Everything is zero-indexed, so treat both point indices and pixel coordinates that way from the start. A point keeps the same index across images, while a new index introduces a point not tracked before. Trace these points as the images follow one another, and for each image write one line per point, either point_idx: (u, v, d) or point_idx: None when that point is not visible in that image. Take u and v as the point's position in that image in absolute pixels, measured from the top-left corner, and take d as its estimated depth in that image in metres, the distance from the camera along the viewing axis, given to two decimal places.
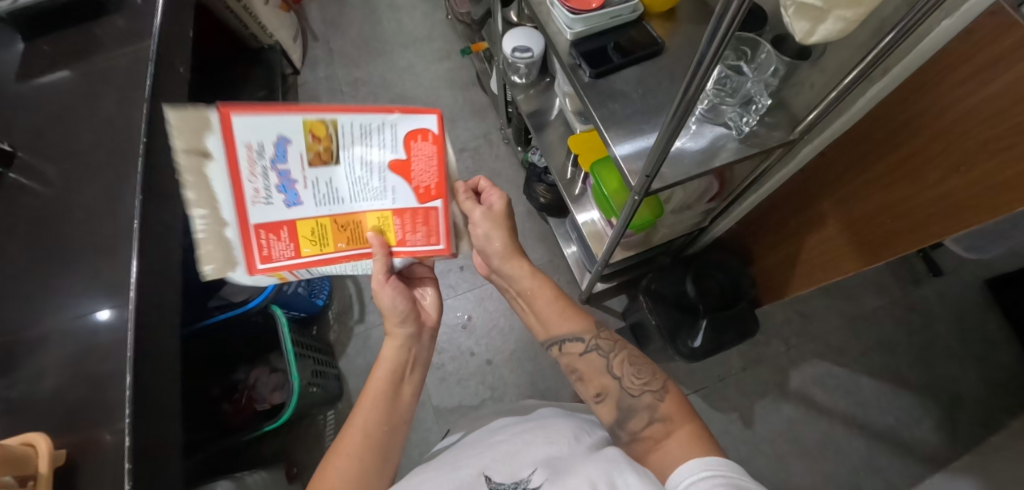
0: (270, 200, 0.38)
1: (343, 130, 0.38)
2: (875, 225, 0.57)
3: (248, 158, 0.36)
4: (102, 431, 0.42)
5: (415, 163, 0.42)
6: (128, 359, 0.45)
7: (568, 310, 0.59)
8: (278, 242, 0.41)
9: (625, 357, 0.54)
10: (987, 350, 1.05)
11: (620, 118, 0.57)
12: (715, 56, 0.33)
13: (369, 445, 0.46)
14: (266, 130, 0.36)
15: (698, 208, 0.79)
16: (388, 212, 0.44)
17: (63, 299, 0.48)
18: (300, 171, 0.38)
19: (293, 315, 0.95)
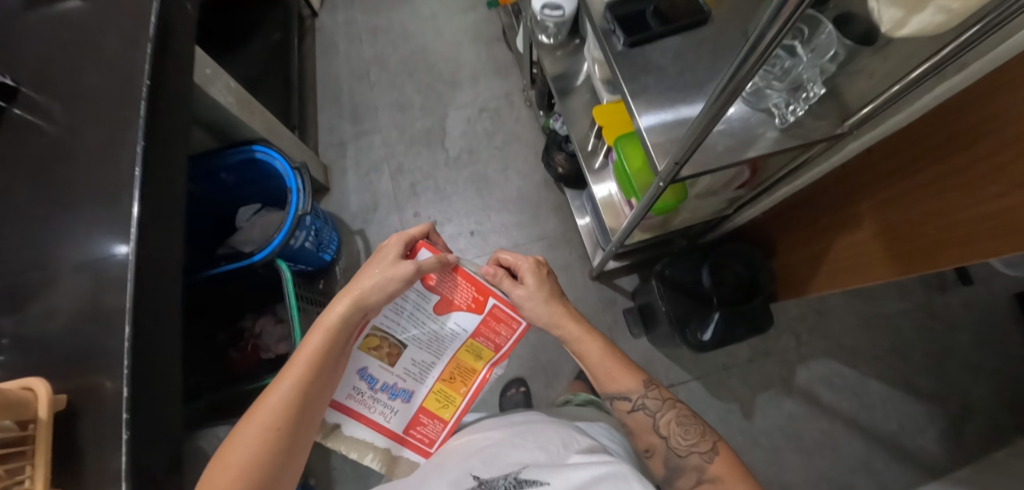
0: (397, 410, 0.55)
1: (386, 326, 0.52)
2: (917, 235, 0.53)
3: (360, 403, 0.53)
4: (103, 379, 0.48)
5: (445, 288, 0.53)
6: (128, 306, 0.51)
7: (615, 367, 0.53)
8: (433, 426, 0.57)
9: (673, 416, 0.51)
10: (1009, 365, 1.01)
11: (653, 93, 0.52)
12: (775, 42, 0.28)
13: (280, 424, 0.41)
14: (353, 372, 0.52)
15: (724, 194, 0.73)
16: (468, 339, 0.55)
17: (78, 246, 0.54)
18: (392, 372, 0.54)
19: (299, 268, 0.95)
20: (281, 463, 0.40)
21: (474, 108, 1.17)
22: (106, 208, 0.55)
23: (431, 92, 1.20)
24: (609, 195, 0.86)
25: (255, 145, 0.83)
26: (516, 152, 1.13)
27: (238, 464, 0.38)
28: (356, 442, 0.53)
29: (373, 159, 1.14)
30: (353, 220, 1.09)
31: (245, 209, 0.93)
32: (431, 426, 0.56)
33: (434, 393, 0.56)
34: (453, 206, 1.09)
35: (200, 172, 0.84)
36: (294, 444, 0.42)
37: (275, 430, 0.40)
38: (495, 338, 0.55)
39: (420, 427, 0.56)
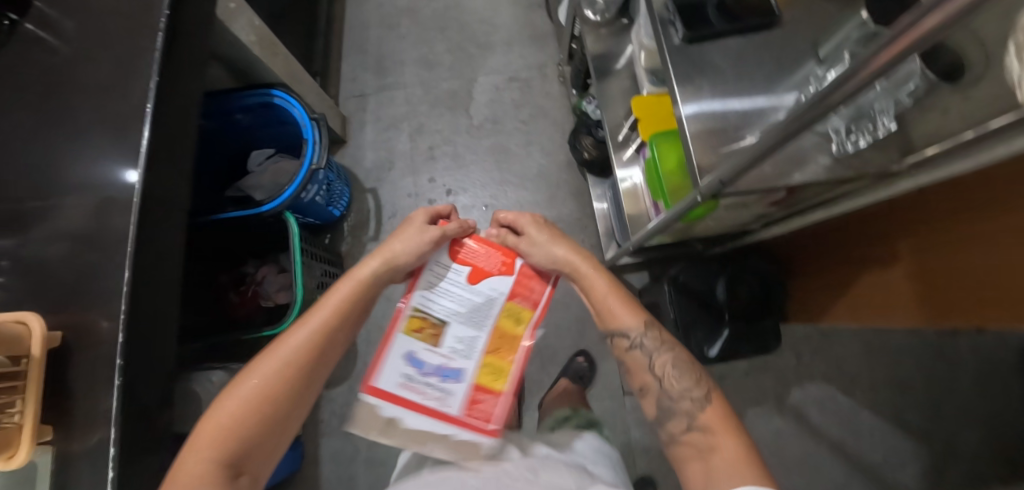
0: (451, 393, 0.49)
1: (423, 304, 0.51)
2: (957, 287, 0.50)
3: (408, 390, 0.48)
4: (100, 318, 0.50)
5: (473, 255, 0.53)
6: (128, 252, 0.51)
7: (616, 302, 0.52)
8: (489, 406, 0.49)
9: (668, 358, 0.48)
10: (1012, 416, 0.98)
11: (708, 102, 0.51)
12: (878, 77, 0.25)
13: (299, 364, 0.41)
14: (399, 357, 0.49)
15: (754, 208, 0.68)
16: (507, 302, 0.52)
17: (91, 179, 0.54)
18: (438, 353, 0.50)
19: (308, 220, 0.94)
20: (291, 403, 0.40)
21: (504, 76, 1.11)
22: (121, 149, 0.55)
23: (462, 53, 1.13)
24: (632, 185, 0.81)
25: (274, 90, 0.80)
26: (541, 128, 1.07)
27: (247, 397, 0.38)
28: (401, 434, 0.47)
29: (394, 115, 1.09)
30: (365, 177, 1.06)
31: (258, 152, 0.91)
32: (490, 401, 0.49)
33: (485, 365, 0.50)
34: (470, 176, 1.05)
35: (215, 110, 0.81)
36: (308, 387, 0.42)
37: (296, 367, 0.41)
38: (530, 294, 0.53)
39: (474, 406, 0.49)
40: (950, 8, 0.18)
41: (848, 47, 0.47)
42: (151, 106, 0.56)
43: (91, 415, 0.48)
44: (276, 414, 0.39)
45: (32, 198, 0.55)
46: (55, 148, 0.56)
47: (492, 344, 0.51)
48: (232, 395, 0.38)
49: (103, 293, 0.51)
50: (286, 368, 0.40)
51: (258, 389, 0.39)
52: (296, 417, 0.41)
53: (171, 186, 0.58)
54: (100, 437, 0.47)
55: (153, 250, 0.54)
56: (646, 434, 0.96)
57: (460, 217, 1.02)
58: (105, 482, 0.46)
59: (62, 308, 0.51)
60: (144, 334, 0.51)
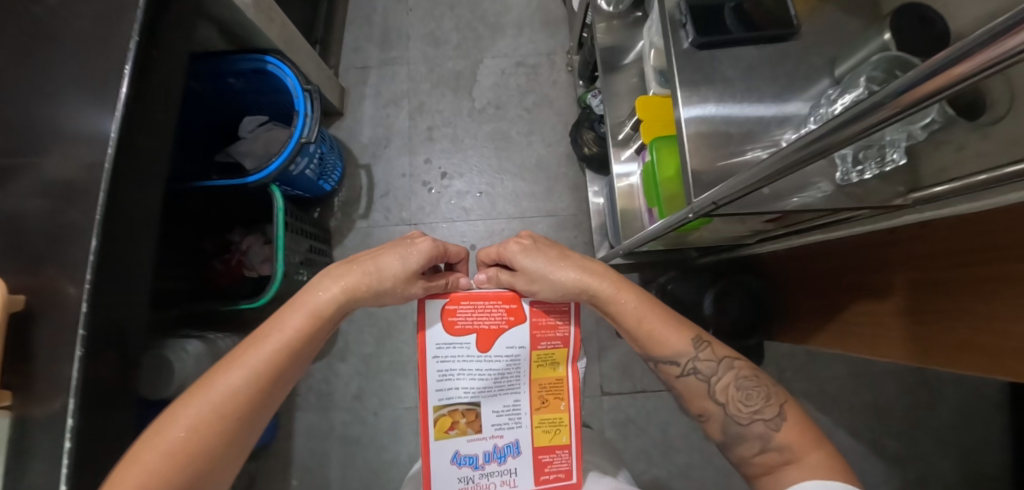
0: (515, 469, 0.48)
1: (444, 404, 0.45)
2: (945, 331, 0.48)
3: (471, 483, 0.48)
4: (66, 284, 0.49)
5: (468, 321, 0.44)
6: (97, 218, 0.49)
7: (660, 328, 0.48)
8: (557, 461, 0.49)
9: (731, 379, 0.46)
10: (988, 450, 0.97)
11: (712, 117, 0.49)
12: (892, 121, 0.23)
13: (232, 408, 0.39)
14: (447, 461, 0.46)
15: (750, 226, 0.64)
16: (533, 351, 0.46)
17: (63, 137, 0.53)
18: (484, 439, 0.47)
19: (296, 193, 0.91)
20: (226, 454, 0.39)
21: (511, 60, 1.06)
22: (98, 109, 0.53)
23: (470, 32, 1.09)
24: (629, 185, 0.78)
25: (267, 56, 0.77)
26: (545, 118, 1.04)
27: (178, 451, 0.36)
28: None
29: (394, 91, 1.06)
30: (360, 152, 1.03)
31: (250, 119, 0.89)
32: (557, 455, 0.49)
33: (539, 426, 0.48)
34: (468, 160, 1.02)
35: (206, 72, 0.78)
36: (246, 432, 0.40)
37: (231, 417, 0.39)
38: (555, 333, 0.46)
39: (546, 465, 0.49)
40: (987, 55, 0.15)
41: (866, 71, 0.45)
42: (130, 67, 0.53)
43: (53, 379, 0.47)
44: (210, 466, 0.38)
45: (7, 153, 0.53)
46: (32, 103, 0.54)
47: (539, 410, 0.47)
48: (154, 445, 0.36)
49: (69, 257, 0.49)
50: (217, 417, 0.38)
51: (185, 443, 0.37)
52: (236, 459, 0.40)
53: (149, 151, 0.56)
54: (61, 404, 0.47)
55: (126, 217, 0.52)
56: (620, 436, 0.96)
57: (453, 203, 1.00)
58: (61, 452, 0.46)
59: (26, 271, 0.50)
60: (111, 303, 0.50)
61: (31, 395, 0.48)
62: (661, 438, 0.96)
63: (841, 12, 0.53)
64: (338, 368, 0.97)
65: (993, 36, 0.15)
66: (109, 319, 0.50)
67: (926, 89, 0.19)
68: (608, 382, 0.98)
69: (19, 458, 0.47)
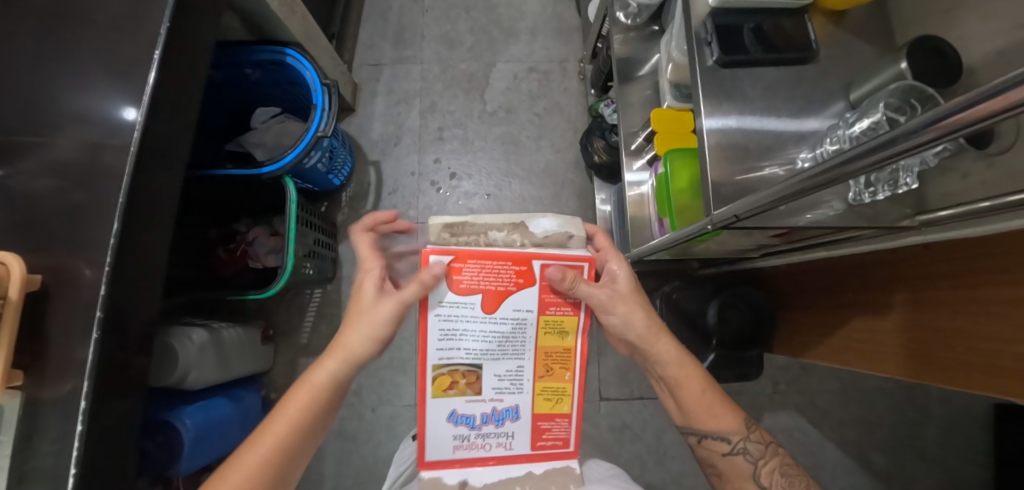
0: (512, 433, 0.47)
1: (444, 363, 0.44)
2: (943, 348, 0.50)
3: (469, 444, 0.47)
4: (82, 266, 0.49)
5: (476, 278, 0.43)
6: (119, 203, 0.49)
7: (719, 406, 0.52)
8: (559, 425, 0.48)
9: (777, 464, 0.50)
10: (969, 469, 0.98)
11: (731, 134, 0.51)
12: (910, 152, 0.24)
13: (253, 485, 0.42)
14: (444, 418, 0.46)
15: (758, 239, 0.66)
16: (542, 316, 0.45)
17: (86, 118, 0.53)
18: (483, 401, 0.46)
19: (306, 186, 0.92)
20: None
21: (524, 65, 1.08)
22: (124, 94, 0.53)
23: (484, 35, 1.10)
24: (639, 194, 0.79)
25: (287, 49, 0.77)
26: (554, 123, 1.05)
27: None
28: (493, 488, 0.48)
29: (407, 90, 1.07)
30: (370, 148, 1.03)
31: (263, 110, 0.88)
32: (558, 422, 0.48)
33: (541, 393, 0.47)
34: (477, 162, 1.03)
35: (226, 62, 0.79)
36: None
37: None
38: (566, 298, 0.45)
39: (547, 429, 0.48)
40: (1009, 100, 0.17)
41: (882, 97, 0.47)
42: (159, 53, 0.53)
43: (69, 359, 0.48)
44: None
45: (27, 132, 0.53)
46: (57, 85, 0.54)
47: (542, 378, 0.47)
48: None
49: (87, 239, 0.49)
50: None
51: None
52: None
53: (174, 138, 0.57)
54: (73, 387, 0.47)
55: (147, 200, 0.52)
56: (614, 441, 0.97)
57: (460, 203, 1.00)
58: (73, 435, 0.46)
59: (42, 249, 0.51)
60: (129, 287, 0.51)
61: (44, 375, 0.49)
62: (654, 444, 0.97)
63: (855, 39, 0.55)
64: None
65: (1007, 86, 0.17)
66: (126, 302, 0.50)
67: (948, 125, 0.20)
68: (606, 388, 0.99)
69: (28, 439, 0.48)
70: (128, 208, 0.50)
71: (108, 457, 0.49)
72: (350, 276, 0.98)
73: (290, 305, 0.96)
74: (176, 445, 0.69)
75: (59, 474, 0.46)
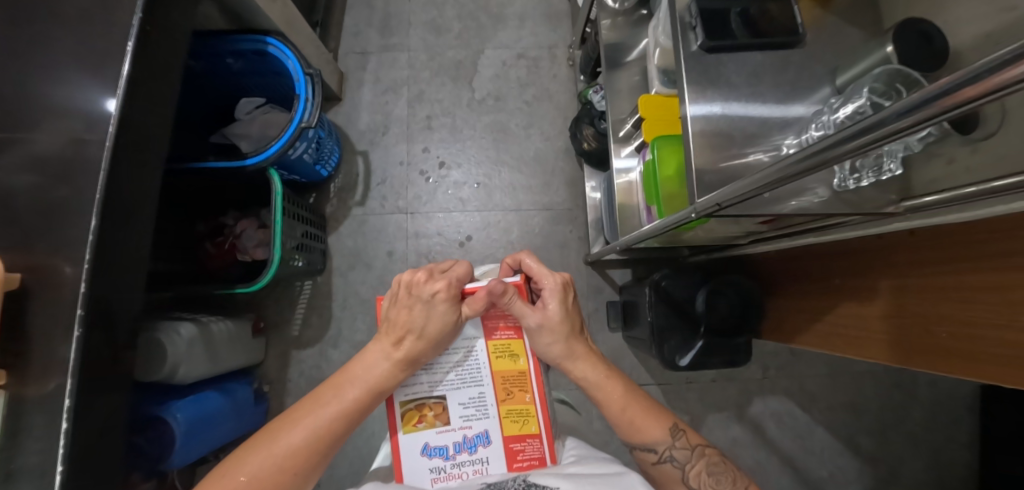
0: (486, 458, 0.48)
1: (409, 397, 0.47)
2: (925, 334, 0.51)
3: (445, 477, 0.47)
4: (63, 264, 0.49)
5: None
6: (97, 198, 0.48)
7: (643, 418, 0.51)
8: (531, 446, 0.48)
9: (703, 466, 0.49)
10: (952, 448, 1.01)
11: (716, 121, 0.51)
12: (892, 138, 0.24)
13: (293, 461, 0.42)
14: (417, 454, 0.47)
15: (745, 226, 0.65)
16: (490, 340, 0.48)
17: (62, 111, 0.52)
18: (452, 430, 0.47)
19: (293, 177, 0.90)
20: None
21: (513, 52, 1.06)
22: (100, 86, 0.52)
23: (472, 21, 1.08)
24: (627, 182, 0.78)
25: (269, 38, 0.76)
26: (543, 112, 1.03)
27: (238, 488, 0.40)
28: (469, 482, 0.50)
29: (394, 78, 1.05)
30: (358, 138, 1.02)
31: (247, 101, 0.87)
32: (529, 444, 0.48)
33: (507, 416, 0.48)
34: (466, 151, 1.02)
35: (207, 52, 0.77)
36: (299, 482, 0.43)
37: (289, 472, 0.42)
38: (508, 321, 0.48)
39: (524, 451, 0.48)
40: (991, 83, 0.16)
41: (867, 82, 0.47)
42: (133, 44, 0.52)
43: (54, 358, 0.48)
44: None
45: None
46: (30, 79, 0.53)
47: (504, 402, 0.48)
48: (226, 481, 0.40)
49: (67, 236, 0.49)
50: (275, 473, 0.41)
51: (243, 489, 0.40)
52: None
53: (153, 132, 0.56)
54: (58, 385, 0.47)
55: (127, 196, 0.52)
56: (607, 428, 0.98)
57: (449, 192, 1.00)
58: (60, 433, 0.46)
59: (21, 248, 0.50)
60: (111, 284, 0.50)
61: (27, 373, 0.48)
62: None
63: (843, 24, 0.55)
64: (330, 355, 0.95)
65: (985, 72, 0.16)
66: (108, 299, 0.50)
67: (929, 111, 0.20)
68: None
69: (14, 437, 0.48)
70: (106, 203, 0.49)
71: (96, 453, 0.50)
72: (340, 268, 0.97)
73: (280, 299, 0.96)
74: (168, 438, 0.70)
75: (47, 471, 0.46)
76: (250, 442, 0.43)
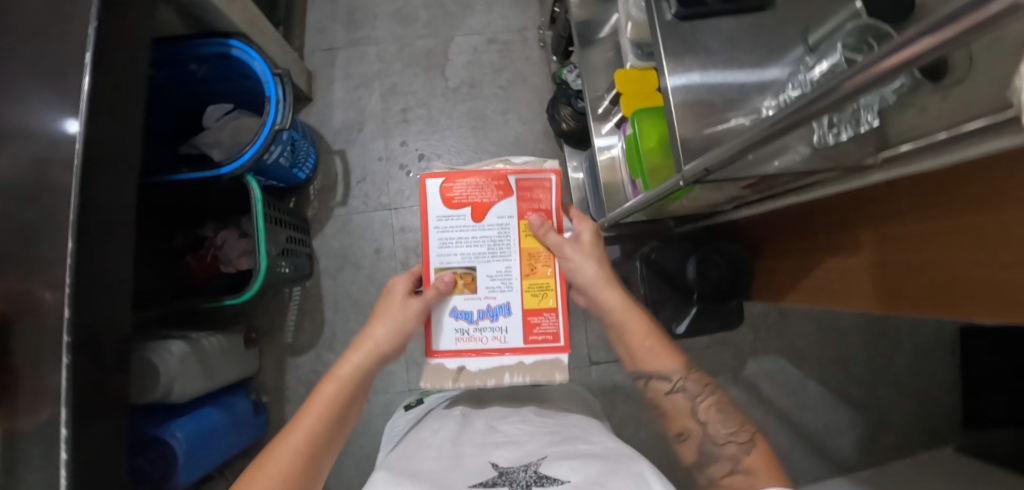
0: (506, 328, 0.51)
1: (445, 266, 0.51)
2: (908, 278, 0.53)
3: (471, 339, 0.51)
4: (45, 290, 0.47)
5: (472, 193, 0.51)
6: (70, 221, 0.47)
7: (656, 344, 0.55)
8: (546, 321, 0.52)
9: (714, 402, 0.51)
10: (935, 389, 1.05)
11: (695, 87, 0.51)
12: (862, 92, 0.24)
13: (300, 466, 0.45)
14: (446, 313, 0.52)
15: (729, 192, 0.66)
16: (519, 223, 0.51)
17: (23, 132, 0.50)
18: (478, 298, 0.51)
19: (271, 182, 0.88)
20: None
21: (484, 37, 1.04)
22: (60, 103, 0.50)
23: (439, 9, 1.05)
24: (610, 158, 0.77)
25: (232, 40, 0.73)
26: (520, 95, 1.02)
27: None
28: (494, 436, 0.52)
29: (365, 73, 1.02)
30: (333, 137, 1.00)
31: (215, 108, 0.84)
32: (545, 320, 0.52)
33: (529, 289, 0.52)
34: (445, 141, 1.00)
35: (169, 59, 0.74)
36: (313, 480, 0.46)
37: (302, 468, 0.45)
38: (539, 205, 0.52)
39: (539, 323, 0.52)
40: (943, 35, 0.17)
41: (839, 38, 0.47)
42: (92, 53, 0.49)
43: (42, 389, 0.46)
44: None
45: None
46: None
47: (527, 275, 0.52)
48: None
49: (45, 261, 0.47)
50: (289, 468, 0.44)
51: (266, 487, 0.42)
52: None
53: (122, 146, 0.53)
54: (51, 414, 0.46)
55: (103, 214, 0.50)
56: (609, 402, 1.00)
57: None
58: (59, 462, 0.45)
59: None
60: (96, 307, 0.49)
61: (18, 406, 0.47)
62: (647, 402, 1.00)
63: None
64: (327, 358, 0.94)
65: (937, 26, 0.17)
66: (94, 322, 0.48)
67: (896, 60, 0.20)
68: (596, 353, 1.01)
69: (11, 473, 0.46)
70: (82, 225, 0.47)
71: (99, 479, 0.49)
72: (328, 271, 0.96)
73: (270, 307, 0.95)
74: (170, 458, 0.69)
75: None
76: (245, 474, 0.43)
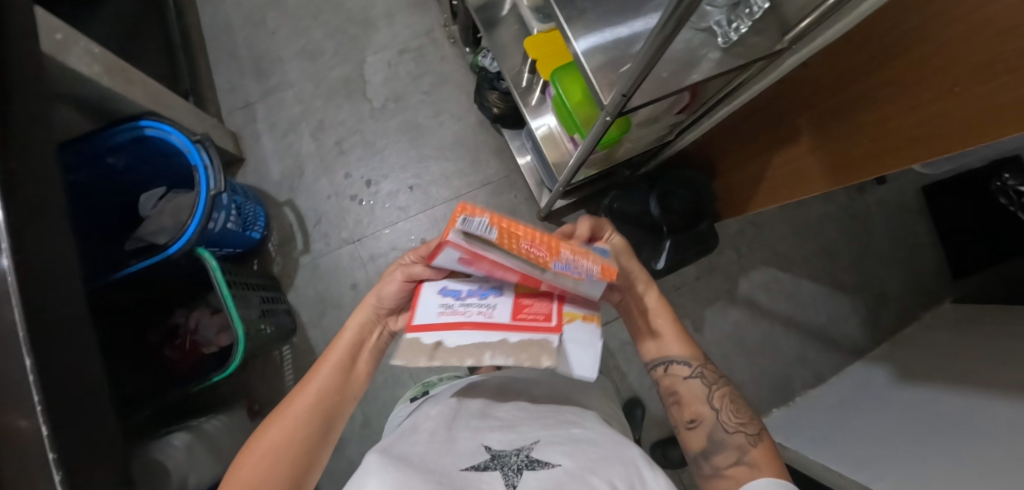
0: (496, 305, 0.40)
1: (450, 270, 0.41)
2: (850, 147, 0.55)
3: (455, 315, 0.40)
4: None
5: (508, 264, 0.35)
6: (24, 333, 0.43)
7: (677, 332, 0.54)
8: (542, 304, 0.41)
9: (726, 392, 0.51)
10: (918, 252, 1.09)
11: (591, 18, 0.49)
12: None
13: (308, 423, 0.45)
14: (434, 292, 0.43)
15: (666, 121, 0.68)
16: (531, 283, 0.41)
17: None
18: (472, 281, 0.43)
19: (227, 251, 0.86)
20: (306, 453, 0.44)
21: (394, 49, 1.04)
22: None
23: (343, 36, 1.05)
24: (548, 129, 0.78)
25: (143, 121, 0.71)
26: (446, 95, 1.02)
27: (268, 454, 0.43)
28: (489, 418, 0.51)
29: (289, 118, 1.01)
30: (277, 190, 0.98)
31: (148, 195, 0.82)
32: (540, 301, 0.41)
33: None
34: (387, 160, 1.00)
35: (84, 159, 0.72)
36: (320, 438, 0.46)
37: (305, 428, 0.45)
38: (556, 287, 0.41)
39: (536, 307, 0.41)
40: None
41: None
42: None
43: None
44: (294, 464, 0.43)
45: None
46: None
47: None
48: (251, 454, 0.43)
49: None
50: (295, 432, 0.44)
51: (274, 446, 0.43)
52: (318, 463, 0.46)
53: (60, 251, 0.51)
54: None
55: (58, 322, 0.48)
56: (621, 360, 1.00)
57: (388, 205, 0.98)
58: None
59: None
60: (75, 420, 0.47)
61: None
62: None
63: None
64: None
65: None
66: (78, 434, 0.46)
67: None
68: None
69: None
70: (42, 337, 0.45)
71: None
72: (312, 320, 0.94)
73: (264, 374, 0.93)
74: None
75: None
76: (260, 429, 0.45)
